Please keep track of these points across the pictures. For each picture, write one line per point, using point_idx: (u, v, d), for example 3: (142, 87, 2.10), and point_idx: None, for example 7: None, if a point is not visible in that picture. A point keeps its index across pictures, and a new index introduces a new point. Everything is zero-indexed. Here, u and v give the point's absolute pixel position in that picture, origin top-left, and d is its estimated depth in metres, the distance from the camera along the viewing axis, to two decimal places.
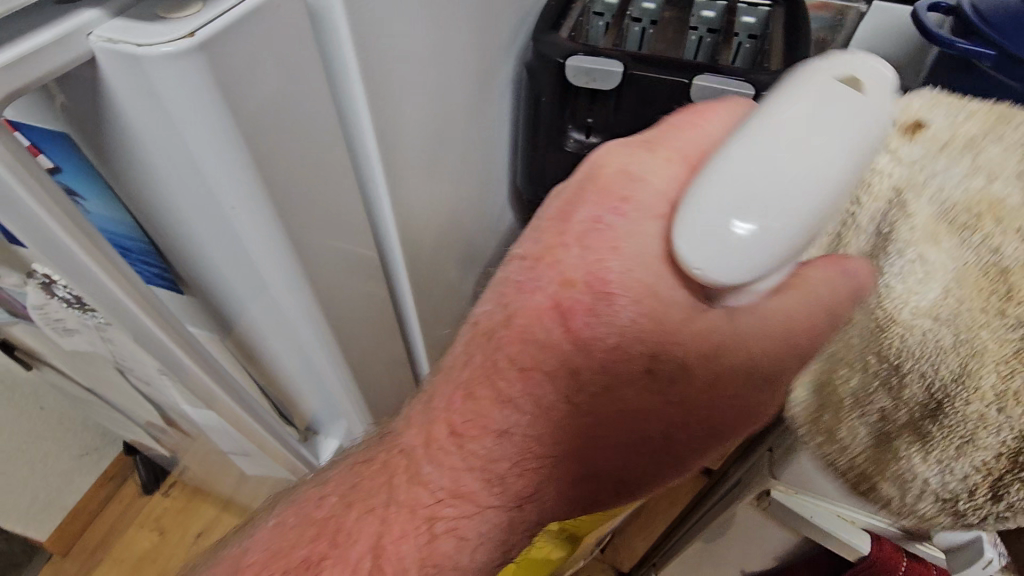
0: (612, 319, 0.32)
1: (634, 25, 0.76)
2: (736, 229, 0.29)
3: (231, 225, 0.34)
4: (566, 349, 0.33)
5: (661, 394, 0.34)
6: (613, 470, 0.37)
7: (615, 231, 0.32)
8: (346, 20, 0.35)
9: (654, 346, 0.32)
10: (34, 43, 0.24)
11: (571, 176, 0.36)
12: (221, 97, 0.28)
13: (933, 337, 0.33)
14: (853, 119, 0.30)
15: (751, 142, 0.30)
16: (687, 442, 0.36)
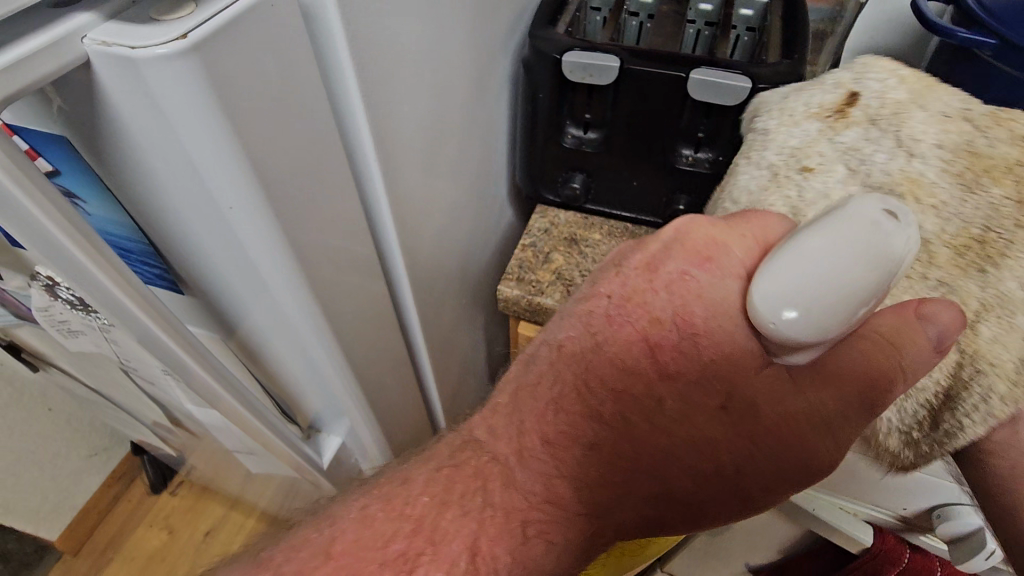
0: (693, 359, 0.39)
1: (632, 20, 0.76)
2: (786, 310, 0.35)
3: (230, 226, 0.34)
4: (652, 376, 0.40)
5: (737, 428, 0.38)
6: (683, 492, 0.40)
7: (699, 283, 0.39)
8: (340, 20, 0.35)
9: (729, 382, 0.38)
10: (29, 48, 0.24)
11: (658, 234, 0.43)
12: (215, 98, 0.28)
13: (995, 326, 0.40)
14: (880, 255, 0.34)
15: (801, 250, 0.35)
16: (757, 478, 0.39)
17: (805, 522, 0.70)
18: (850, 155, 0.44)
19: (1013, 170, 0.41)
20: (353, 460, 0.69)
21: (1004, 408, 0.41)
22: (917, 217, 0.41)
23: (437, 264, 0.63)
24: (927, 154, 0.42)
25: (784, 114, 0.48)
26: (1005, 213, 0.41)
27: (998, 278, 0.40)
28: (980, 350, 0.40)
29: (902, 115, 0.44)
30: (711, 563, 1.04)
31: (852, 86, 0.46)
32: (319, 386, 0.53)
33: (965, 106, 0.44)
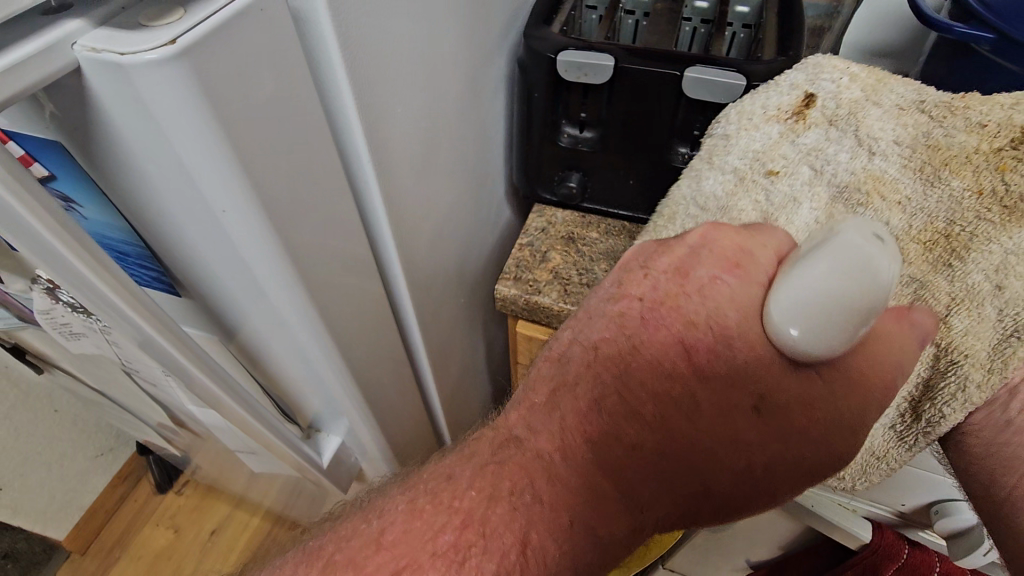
0: (730, 360, 0.43)
1: (628, 18, 0.76)
2: (794, 328, 0.39)
3: (224, 228, 0.35)
4: (691, 378, 0.44)
5: (767, 426, 0.43)
6: (718, 487, 0.44)
7: (728, 291, 0.44)
8: (331, 22, 0.35)
9: (761, 384, 0.43)
10: (18, 55, 0.24)
11: (686, 243, 0.47)
12: (206, 102, 0.28)
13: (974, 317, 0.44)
14: (871, 273, 0.37)
15: (803, 271, 0.39)
16: (782, 472, 0.44)
17: (802, 517, 0.70)
18: (812, 158, 0.49)
19: (973, 160, 0.44)
20: (354, 459, 0.70)
21: (981, 395, 0.45)
22: (882, 213, 0.46)
23: (435, 264, 0.63)
24: (889, 151, 0.47)
25: (743, 119, 0.51)
26: (967, 206, 0.44)
27: (964, 272, 0.44)
28: (953, 343, 0.45)
29: (859, 114, 0.47)
30: (712, 559, 1.04)
31: (807, 88, 0.50)
32: (318, 386, 0.53)
33: (917, 96, 0.47)
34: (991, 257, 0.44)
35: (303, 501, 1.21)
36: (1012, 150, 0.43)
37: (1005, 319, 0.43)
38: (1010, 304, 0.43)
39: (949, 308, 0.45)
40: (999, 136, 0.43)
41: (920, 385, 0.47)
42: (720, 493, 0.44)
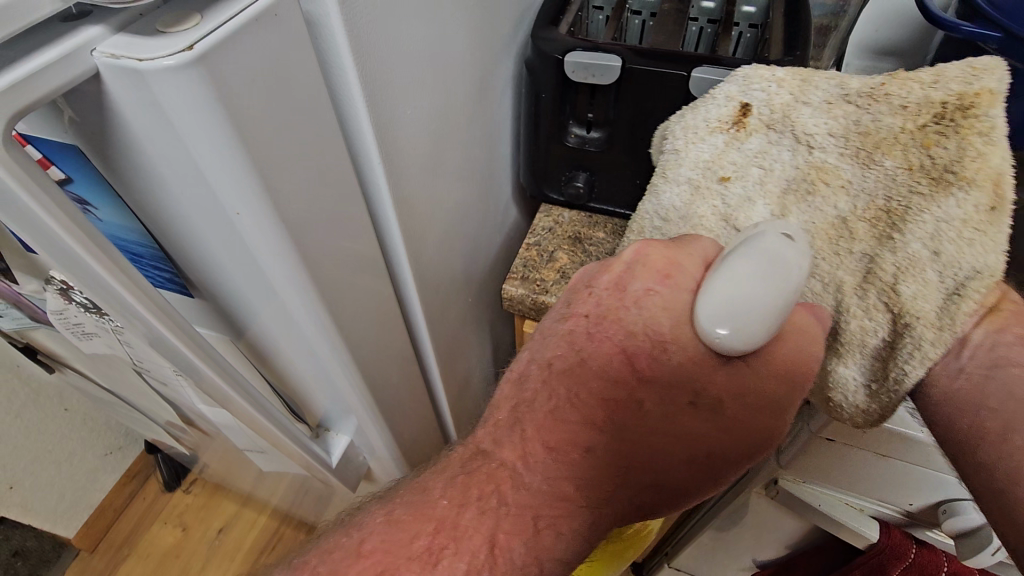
0: (665, 363, 0.45)
1: (635, 18, 0.76)
2: (719, 329, 0.41)
3: (238, 231, 0.35)
4: (633, 383, 0.45)
5: (708, 417, 0.45)
6: (670, 479, 0.47)
7: (662, 297, 0.45)
8: (343, 26, 0.36)
9: (695, 384, 0.44)
10: (35, 65, 0.25)
11: (621, 256, 0.48)
12: (221, 107, 0.28)
13: (922, 279, 0.45)
14: (788, 263, 0.41)
15: (735, 264, 0.41)
16: (727, 459, 0.46)
17: (810, 517, 0.71)
18: (759, 159, 0.52)
19: (901, 140, 0.45)
20: (362, 458, 0.70)
21: (938, 351, 0.46)
22: (829, 199, 0.49)
23: (443, 263, 0.64)
24: (825, 144, 0.48)
25: (689, 132, 0.54)
26: (901, 181, 0.46)
27: (903, 243, 0.45)
28: (903, 305, 0.46)
29: (792, 115, 0.49)
30: (718, 558, 1.05)
31: (741, 98, 0.52)
32: (326, 385, 0.53)
33: (841, 88, 0.48)
34: (925, 226, 0.45)
35: (310, 499, 1.22)
36: (936, 125, 0.44)
37: (947, 280, 0.45)
38: (949, 265, 0.44)
39: (896, 275, 0.46)
40: (921, 114, 0.44)
41: (884, 347, 0.48)
42: (680, 487, 0.47)
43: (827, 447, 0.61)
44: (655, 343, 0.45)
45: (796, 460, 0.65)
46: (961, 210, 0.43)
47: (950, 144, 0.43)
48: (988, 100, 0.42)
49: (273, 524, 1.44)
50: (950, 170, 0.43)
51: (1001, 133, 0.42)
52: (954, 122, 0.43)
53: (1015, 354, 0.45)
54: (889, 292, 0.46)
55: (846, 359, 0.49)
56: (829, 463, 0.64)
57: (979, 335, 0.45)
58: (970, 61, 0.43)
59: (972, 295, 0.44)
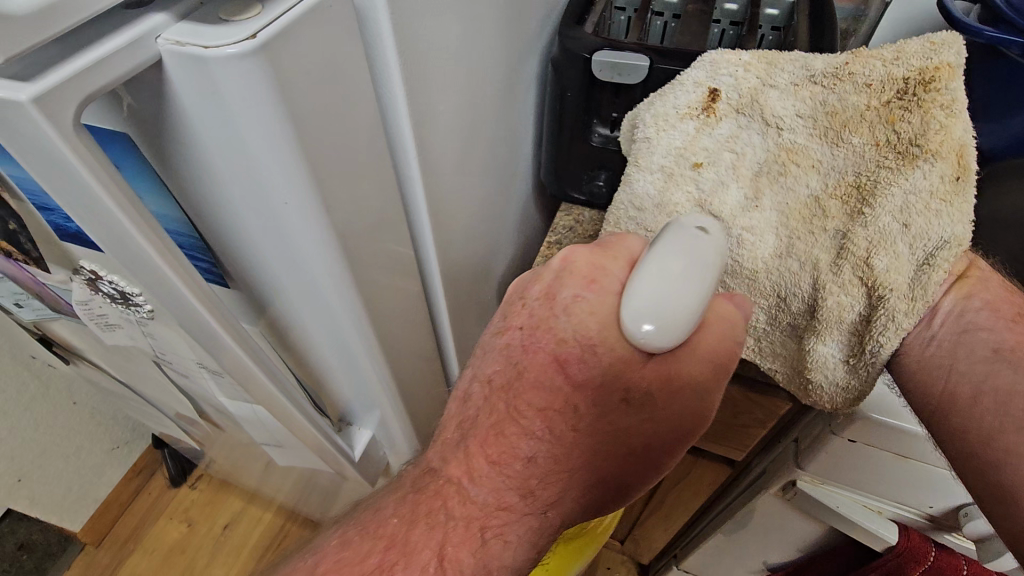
0: (597, 365, 0.44)
1: (657, 19, 0.75)
2: (646, 324, 0.41)
3: (283, 221, 0.35)
4: (568, 390, 0.45)
5: (640, 412, 0.45)
6: (608, 475, 0.48)
7: (589, 304, 0.45)
8: (389, 19, 0.36)
9: (625, 382, 0.44)
10: (103, 52, 0.25)
11: (550, 262, 0.48)
12: (277, 96, 0.29)
13: (893, 252, 0.47)
14: (701, 258, 0.43)
15: (654, 264, 0.42)
16: (660, 446, 0.47)
17: (825, 520, 0.71)
18: (731, 144, 0.55)
19: (867, 117, 0.48)
20: (382, 452, 0.70)
21: (910, 322, 0.47)
22: (800, 178, 0.52)
23: (469, 255, 0.64)
24: (794, 126, 0.52)
25: (660, 121, 0.56)
26: (869, 158, 0.49)
27: (875, 217, 0.48)
28: (877, 279, 0.47)
29: (760, 100, 0.52)
30: (728, 560, 1.05)
31: (710, 84, 0.55)
32: (354, 378, 0.53)
33: (806, 70, 0.50)
34: (893, 200, 0.47)
35: (317, 496, 1.22)
36: (900, 101, 0.47)
37: (917, 252, 0.47)
38: (919, 237, 0.47)
39: (869, 249, 0.48)
40: (885, 91, 0.47)
41: (860, 321, 0.49)
42: (613, 477, 0.49)
43: (847, 448, 0.61)
44: (593, 341, 0.44)
45: (817, 460, 0.65)
46: (927, 181, 0.46)
47: (914, 118, 0.46)
48: (947, 73, 0.45)
49: (279, 521, 1.44)
50: (915, 146, 0.46)
51: (961, 106, 0.45)
52: (916, 96, 0.46)
53: (981, 318, 0.48)
54: (863, 266, 0.48)
55: (825, 337, 0.50)
56: (848, 464, 0.64)
57: (948, 302, 0.48)
58: (930, 36, 0.46)
59: (942, 265, 0.46)
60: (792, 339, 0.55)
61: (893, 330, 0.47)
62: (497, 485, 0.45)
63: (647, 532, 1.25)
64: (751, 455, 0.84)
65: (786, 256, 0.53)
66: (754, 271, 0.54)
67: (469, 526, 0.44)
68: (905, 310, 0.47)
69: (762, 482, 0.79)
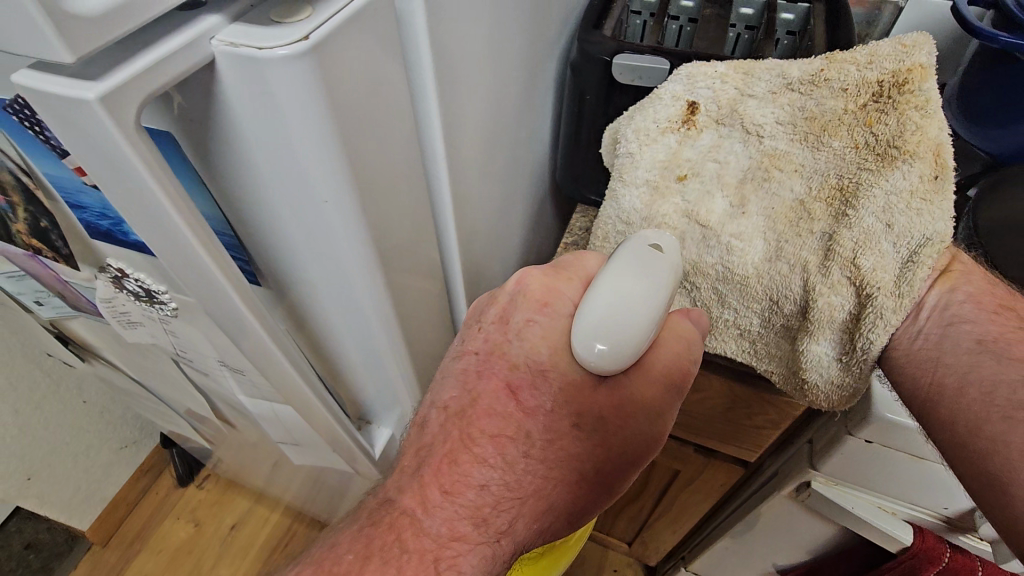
0: (546, 390, 0.46)
1: (672, 24, 0.77)
2: (598, 341, 0.43)
3: (319, 219, 0.35)
4: (521, 417, 0.46)
5: (593, 434, 0.45)
6: (562, 503, 0.46)
7: (542, 328, 0.47)
8: (428, 24, 0.36)
9: (579, 407, 0.45)
10: (163, 51, 0.25)
11: (506, 286, 0.49)
12: (325, 95, 0.29)
13: (879, 251, 0.47)
14: (646, 277, 0.46)
15: (601, 288, 0.45)
16: (614, 470, 0.47)
17: (838, 520, 0.71)
18: (713, 154, 0.56)
19: (845, 120, 0.49)
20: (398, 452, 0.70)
21: (898, 318, 0.47)
22: (784, 183, 0.52)
23: (489, 253, 0.65)
24: (774, 132, 0.53)
25: (641, 135, 0.56)
26: (849, 160, 0.49)
27: (858, 218, 0.47)
28: (864, 278, 0.47)
29: (739, 108, 0.54)
30: (736, 562, 1.05)
31: (688, 97, 0.56)
32: (377, 378, 0.54)
33: (783, 78, 0.52)
34: (876, 199, 0.47)
35: (326, 497, 1.22)
36: (875, 103, 0.48)
37: (902, 249, 0.47)
38: (902, 235, 0.46)
39: (856, 250, 0.47)
40: (861, 94, 0.48)
41: (850, 320, 0.49)
42: (569, 507, 0.47)
43: (862, 450, 0.62)
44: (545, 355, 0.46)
45: (832, 461, 0.66)
46: (907, 181, 0.46)
47: (891, 120, 0.47)
48: (920, 74, 0.45)
49: (286, 522, 1.44)
50: (894, 146, 0.46)
51: (936, 106, 0.45)
52: (892, 98, 0.47)
53: (966, 311, 0.47)
54: (851, 267, 0.47)
55: (817, 337, 0.50)
56: (862, 465, 0.65)
57: (933, 297, 0.48)
58: (901, 39, 0.47)
59: (926, 262, 0.46)
60: (788, 340, 0.55)
61: (883, 326, 0.47)
62: (450, 515, 0.44)
63: (654, 534, 1.26)
64: (763, 458, 0.85)
65: (777, 259, 0.52)
66: (730, 285, 0.55)
67: (422, 558, 0.42)
68: (892, 307, 0.47)
69: (776, 482, 0.79)
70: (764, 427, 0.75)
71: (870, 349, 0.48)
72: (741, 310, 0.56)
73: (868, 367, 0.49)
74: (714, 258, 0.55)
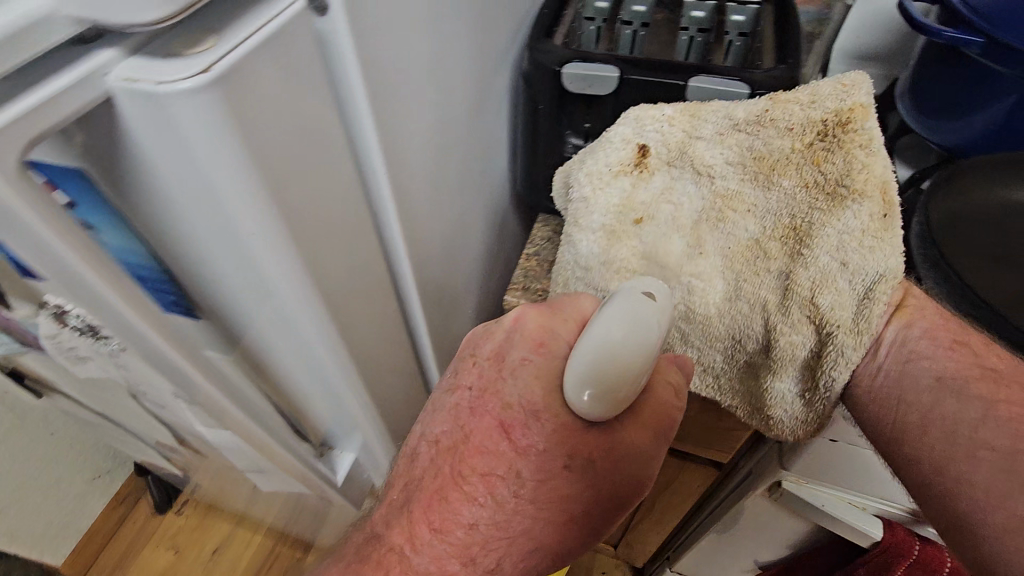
0: (538, 431, 0.45)
1: (625, 29, 0.76)
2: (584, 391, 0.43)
3: (245, 249, 0.34)
4: (511, 455, 0.45)
5: (583, 477, 0.44)
6: (549, 545, 0.45)
7: (537, 369, 0.46)
8: (354, 44, 0.35)
9: (571, 446, 0.44)
10: (49, 91, 0.24)
11: (501, 323, 0.48)
12: (236, 128, 0.28)
13: (836, 289, 0.47)
14: (643, 321, 0.45)
15: (596, 329, 0.44)
16: (601, 515, 0.46)
17: (809, 517, 0.71)
18: (667, 197, 0.56)
19: (793, 159, 0.49)
20: (366, 474, 0.69)
21: (859, 355, 0.48)
22: (738, 224, 0.53)
23: (445, 274, 0.63)
24: (725, 172, 0.53)
25: (594, 179, 0.57)
26: (799, 199, 0.49)
27: (813, 256, 0.48)
28: (824, 317, 0.47)
29: (689, 150, 0.54)
30: (719, 560, 1.06)
31: (637, 140, 0.56)
32: (337, 404, 0.53)
33: (730, 120, 0.52)
34: (829, 239, 0.47)
35: (308, 518, 1.20)
36: (821, 143, 0.48)
37: (858, 286, 0.47)
38: (858, 273, 0.46)
39: (813, 289, 0.48)
40: (806, 133, 0.48)
41: (812, 356, 0.50)
42: (552, 543, 0.45)
43: (829, 449, 0.62)
44: (533, 391, 0.46)
45: (801, 461, 0.66)
46: (858, 221, 0.46)
47: (837, 159, 0.47)
48: (862, 114, 0.46)
49: (269, 543, 1.41)
50: (842, 185, 0.47)
51: (878, 144, 0.46)
52: (836, 137, 0.47)
53: (922, 347, 0.48)
54: (809, 306, 0.48)
55: (781, 374, 0.51)
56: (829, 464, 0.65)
57: (891, 333, 0.48)
58: (840, 78, 0.48)
59: (881, 297, 0.46)
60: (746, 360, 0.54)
61: (847, 362, 0.48)
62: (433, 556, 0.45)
63: (639, 536, 1.26)
64: (737, 458, 0.85)
65: (736, 299, 0.53)
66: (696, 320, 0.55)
67: None
68: (853, 344, 0.47)
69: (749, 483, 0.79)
70: (735, 428, 0.74)
71: (834, 384, 0.49)
72: (704, 348, 0.57)
73: (831, 401, 0.50)
74: (676, 297, 0.55)
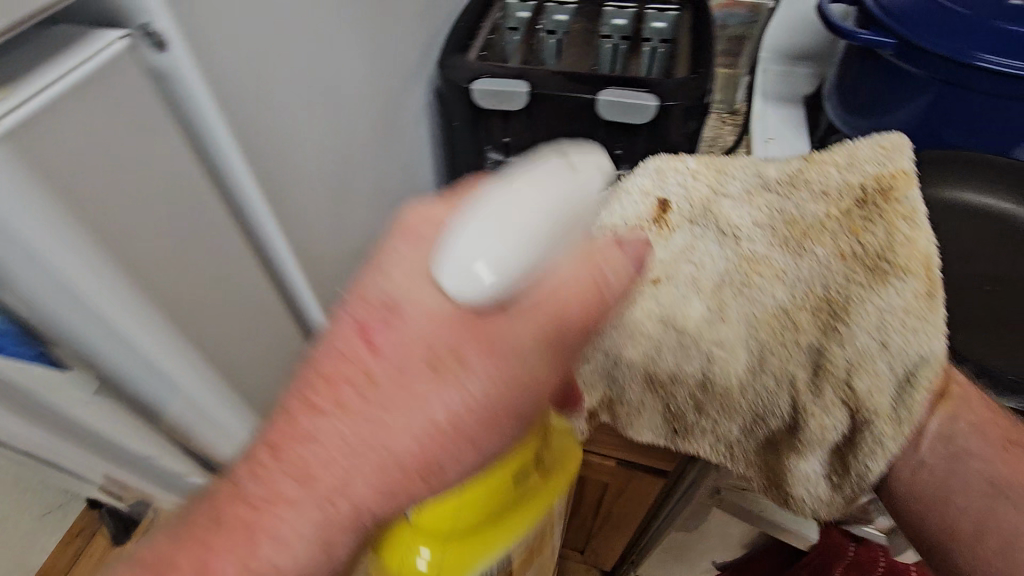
0: (400, 334, 0.29)
1: (548, 38, 0.75)
2: (478, 266, 0.28)
3: (91, 310, 0.31)
4: (364, 356, 0.29)
5: (445, 386, 0.29)
6: (377, 454, 0.29)
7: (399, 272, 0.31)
8: (200, 74, 0.35)
9: (441, 339, 0.29)
10: None
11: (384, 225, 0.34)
12: (48, 186, 0.27)
13: (874, 368, 0.44)
14: (566, 190, 0.31)
15: (494, 195, 0.31)
16: (467, 424, 0.29)
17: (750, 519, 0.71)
18: (686, 256, 0.50)
19: (827, 227, 0.46)
20: None
21: (897, 444, 0.45)
22: (766, 290, 0.46)
23: None
24: (752, 234, 0.48)
25: (602, 232, 0.51)
26: (834, 270, 0.45)
27: (851, 336, 0.44)
28: (860, 400, 0.44)
29: (713, 210, 0.50)
30: (680, 561, 1.05)
31: (657, 194, 0.52)
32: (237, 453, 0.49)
33: (759, 178, 0.50)
34: (869, 317, 0.44)
35: None
36: (859, 210, 0.46)
37: (897, 369, 0.43)
38: (898, 355, 0.43)
39: (849, 371, 0.44)
40: (842, 199, 0.47)
41: (844, 439, 0.47)
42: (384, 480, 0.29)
43: None
44: (359, 339, 0.30)
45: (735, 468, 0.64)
46: (900, 298, 0.43)
47: (877, 230, 0.45)
48: (903, 180, 0.46)
49: None
50: (884, 259, 0.44)
51: (921, 217, 0.45)
52: (876, 206, 0.46)
53: (971, 443, 0.45)
54: (846, 388, 0.45)
55: (807, 457, 0.48)
56: None
57: (935, 425, 0.45)
58: (878, 142, 0.48)
59: (923, 383, 0.43)
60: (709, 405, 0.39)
61: (884, 448, 0.45)
62: None
63: (604, 542, 1.24)
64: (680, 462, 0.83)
65: (761, 371, 0.47)
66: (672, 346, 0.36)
67: None
68: (892, 428, 0.45)
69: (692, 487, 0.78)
70: None
71: (869, 470, 0.46)
72: (720, 420, 0.49)
73: (863, 485, 0.47)
74: (694, 367, 0.48)
